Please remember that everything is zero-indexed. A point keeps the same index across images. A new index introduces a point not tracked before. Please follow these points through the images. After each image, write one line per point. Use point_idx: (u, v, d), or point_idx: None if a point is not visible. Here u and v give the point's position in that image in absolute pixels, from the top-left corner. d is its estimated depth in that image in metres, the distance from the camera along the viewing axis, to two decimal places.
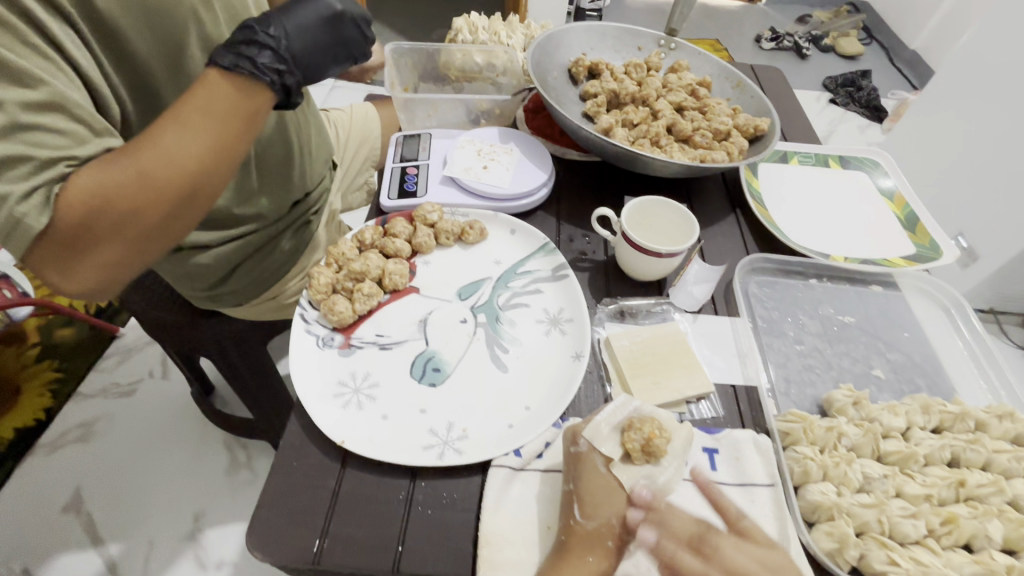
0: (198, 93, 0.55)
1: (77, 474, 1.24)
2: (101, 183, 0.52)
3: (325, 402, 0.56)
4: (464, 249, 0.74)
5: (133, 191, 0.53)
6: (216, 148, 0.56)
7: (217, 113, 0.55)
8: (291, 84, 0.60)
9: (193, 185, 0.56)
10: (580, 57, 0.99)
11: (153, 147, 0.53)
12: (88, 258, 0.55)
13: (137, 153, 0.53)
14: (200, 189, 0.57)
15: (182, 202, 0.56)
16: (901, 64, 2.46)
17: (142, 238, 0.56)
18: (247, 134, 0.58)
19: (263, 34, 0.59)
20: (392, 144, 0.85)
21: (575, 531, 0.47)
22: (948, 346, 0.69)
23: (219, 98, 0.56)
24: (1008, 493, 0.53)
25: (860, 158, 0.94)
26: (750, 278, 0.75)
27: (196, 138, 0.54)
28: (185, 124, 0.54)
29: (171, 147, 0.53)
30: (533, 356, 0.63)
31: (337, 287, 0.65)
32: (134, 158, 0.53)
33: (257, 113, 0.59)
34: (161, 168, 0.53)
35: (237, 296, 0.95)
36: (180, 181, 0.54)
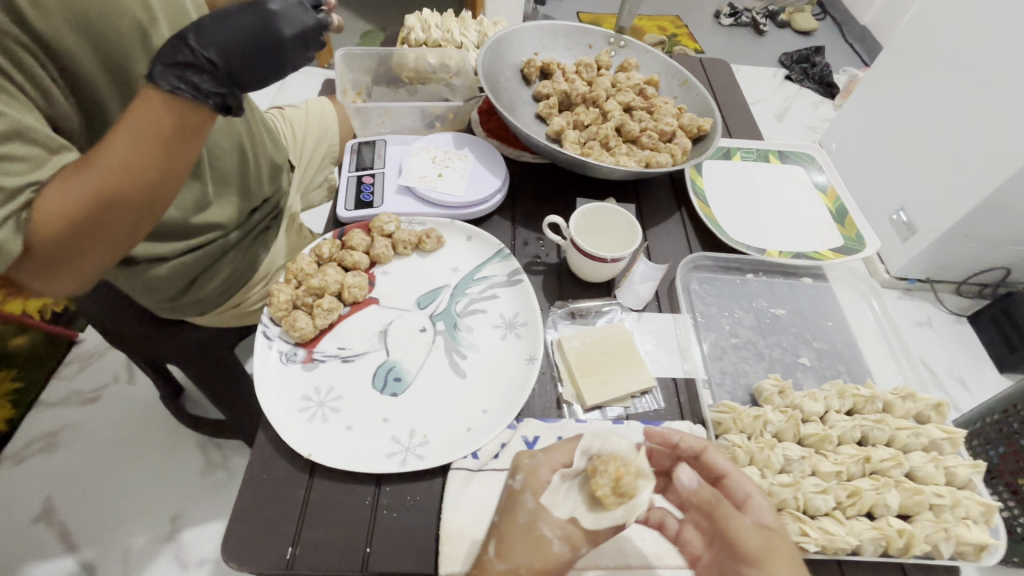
0: (142, 113, 0.55)
1: (46, 483, 1.24)
2: (65, 207, 0.54)
3: (291, 416, 0.59)
4: (423, 257, 0.76)
5: (96, 211, 0.55)
6: (166, 162, 0.57)
7: (163, 131, 0.56)
8: (231, 101, 0.60)
9: (151, 196, 0.58)
10: (532, 57, 1.01)
11: (110, 171, 0.54)
12: (62, 268, 0.58)
13: (95, 177, 0.54)
14: (157, 198, 0.59)
15: (144, 212, 0.59)
16: (852, 39, 2.54)
17: (110, 246, 0.59)
18: (194, 142, 0.59)
19: (194, 51, 0.57)
20: (348, 152, 0.86)
21: (484, 566, 0.49)
22: (866, 333, 0.77)
23: (163, 116, 0.55)
24: (906, 465, 0.60)
25: (798, 153, 1.00)
26: (693, 276, 0.80)
27: (148, 157, 0.55)
28: (135, 144, 0.55)
29: (125, 169, 0.54)
30: (490, 360, 0.67)
31: (297, 303, 0.67)
32: (91, 179, 0.54)
33: (202, 123, 0.59)
34: (119, 188, 0.55)
35: (199, 305, 0.95)
36: (139, 195, 0.56)
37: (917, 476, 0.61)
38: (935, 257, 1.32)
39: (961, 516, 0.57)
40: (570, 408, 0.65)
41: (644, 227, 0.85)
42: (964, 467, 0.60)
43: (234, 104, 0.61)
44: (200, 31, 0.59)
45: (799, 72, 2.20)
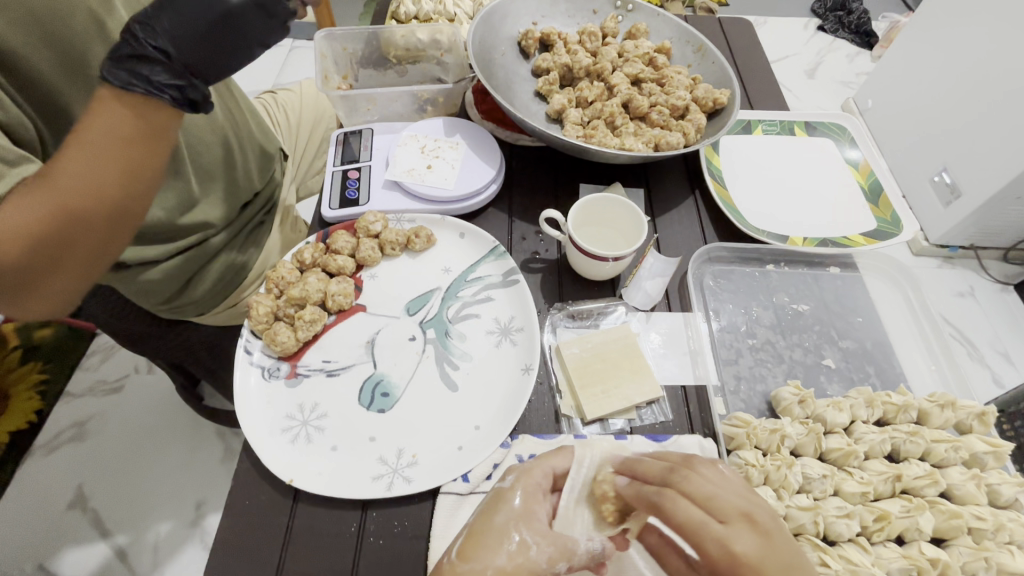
0: (100, 114, 0.48)
1: (77, 472, 1.25)
2: (25, 227, 0.46)
3: (273, 438, 0.57)
4: (412, 257, 0.72)
5: (57, 232, 0.48)
6: (131, 173, 0.50)
7: (122, 136, 0.48)
8: (196, 96, 0.52)
9: (124, 205, 0.51)
10: (530, 27, 0.92)
11: (68, 180, 0.47)
12: (23, 298, 0.51)
13: (52, 188, 0.47)
14: (129, 210, 0.52)
15: (117, 226, 0.52)
16: None
17: (76, 269, 0.52)
18: (164, 146, 0.52)
19: (149, 46, 0.50)
20: (334, 144, 0.80)
21: (443, 568, 0.45)
22: (901, 329, 0.69)
23: (122, 117, 0.48)
24: (942, 484, 0.55)
25: (826, 124, 0.90)
26: (706, 269, 0.73)
27: (109, 165, 0.48)
28: (96, 147, 0.47)
29: (86, 179, 0.47)
30: (484, 371, 0.63)
31: (279, 314, 0.64)
32: (52, 189, 0.47)
33: (168, 123, 0.52)
34: (81, 204, 0.48)
35: (196, 306, 0.91)
36: (102, 212, 0.49)
37: (954, 495, 0.55)
38: (984, 225, 1.20)
39: (1004, 541, 0.52)
40: (569, 422, 0.60)
41: (653, 215, 0.78)
42: (1009, 485, 0.55)
43: (198, 96, 0.53)
44: (147, 18, 0.50)
45: (834, 21, 2.01)
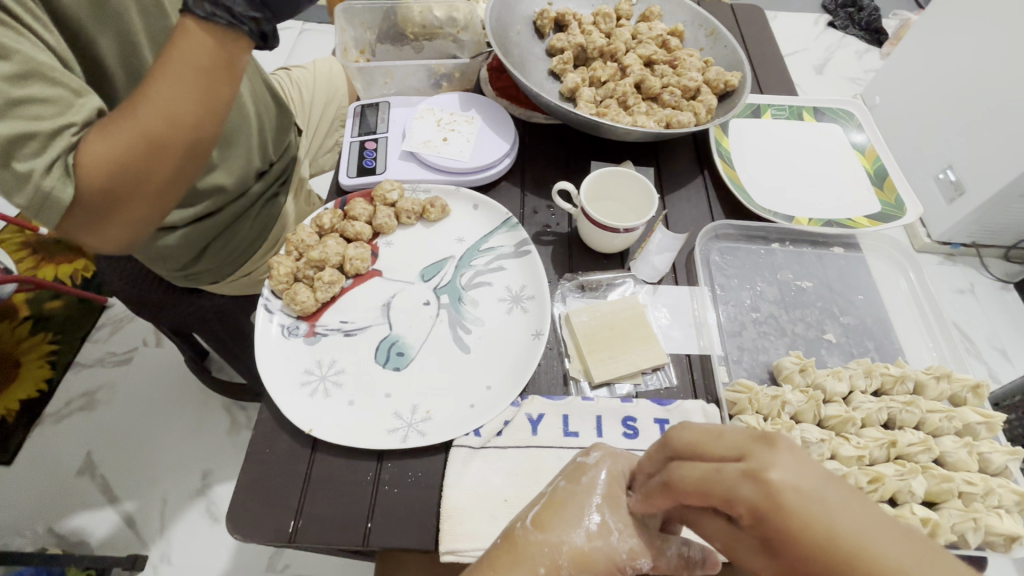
0: (177, 48, 0.49)
1: (87, 439, 1.28)
2: (107, 153, 0.49)
3: (293, 391, 0.59)
4: (427, 227, 0.73)
5: (138, 159, 0.50)
6: (204, 106, 0.51)
7: (197, 67, 0.50)
8: (267, 28, 0.53)
9: (196, 138, 0.52)
10: (545, 7, 0.93)
11: (149, 111, 0.49)
12: (104, 226, 0.54)
13: (134, 116, 0.49)
14: (199, 143, 0.53)
15: (190, 157, 0.53)
16: None
17: (153, 201, 0.54)
18: (233, 83, 0.53)
19: None
20: (351, 116, 0.82)
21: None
22: (899, 305, 0.72)
23: (196, 51, 0.49)
24: (935, 451, 0.57)
25: (835, 109, 0.91)
26: (713, 246, 0.75)
27: (186, 96, 0.50)
28: (171, 80, 0.49)
29: (161, 107, 0.49)
30: (495, 334, 0.65)
31: (298, 275, 0.66)
32: (133, 119, 0.49)
33: (238, 61, 0.52)
34: (158, 132, 0.49)
35: (212, 274, 0.92)
36: (180, 143, 0.51)
37: (946, 462, 0.58)
38: (986, 220, 1.23)
39: (992, 505, 0.54)
40: (577, 384, 0.63)
41: (663, 193, 0.80)
42: (999, 453, 0.57)
43: (269, 29, 0.54)
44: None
45: (844, 17, 1.99)
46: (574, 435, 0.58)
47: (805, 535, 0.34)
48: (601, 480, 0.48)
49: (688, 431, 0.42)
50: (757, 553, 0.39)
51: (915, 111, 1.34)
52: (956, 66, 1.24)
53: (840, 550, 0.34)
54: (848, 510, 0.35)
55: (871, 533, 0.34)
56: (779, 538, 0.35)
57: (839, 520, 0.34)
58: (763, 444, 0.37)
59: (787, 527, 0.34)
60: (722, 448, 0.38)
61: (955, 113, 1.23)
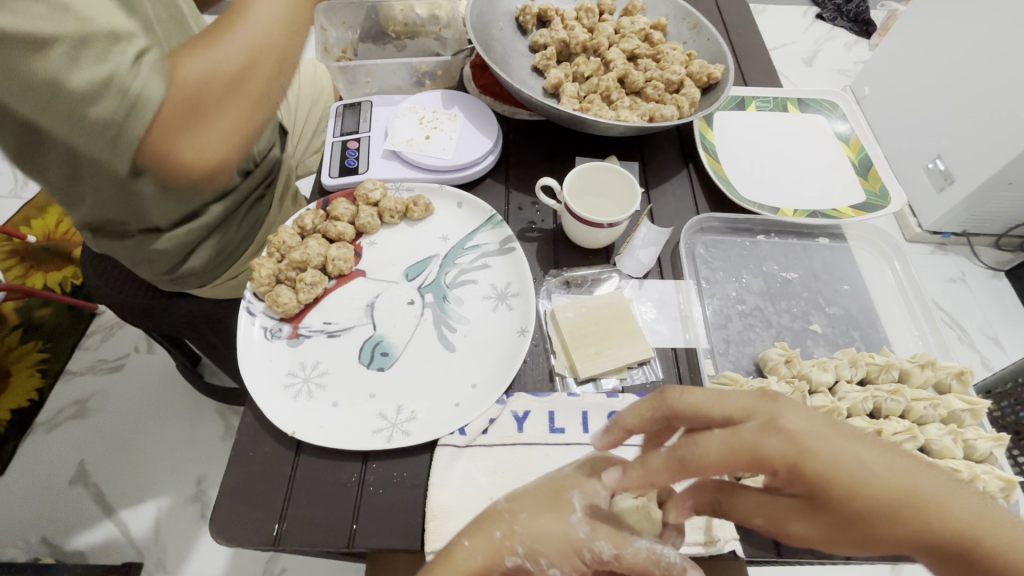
0: None
1: (80, 448, 1.27)
2: (198, 66, 0.49)
3: (276, 394, 0.58)
4: (411, 226, 0.73)
5: (240, 59, 0.50)
6: (297, 22, 0.55)
7: None
8: None
9: (288, 55, 0.54)
10: (527, 3, 0.93)
11: (254, 19, 0.51)
12: (180, 154, 0.50)
13: (239, 23, 0.51)
14: (290, 61, 0.55)
15: (280, 74, 0.54)
16: None
17: (244, 112, 0.52)
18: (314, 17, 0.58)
19: None
20: (333, 116, 0.81)
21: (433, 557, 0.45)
22: (884, 294, 0.72)
23: None
24: (921, 439, 0.57)
25: (819, 100, 0.91)
26: (698, 239, 0.75)
27: (285, 7, 0.53)
28: None
29: (265, 18, 0.52)
30: (480, 332, 0.64)
31: (280, 277, 0.65)
32: (237, 26, 0.51)
33: None
34: (265, 38, 0.52)
35: (199, 277, 0.91)
36: (276, 54, 0.53)
37: (932, 450, 0.58)
38: (975, 209, 1.24)
39: (978, 491, 0.54)
40: (563, 381, 0.62)
41: (648, 187, 0.80)
42: (984, 439, 0.57)
43: None
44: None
45: (832, 9, 2.00)
46: (560, 432, 0.58)
47: (848, 475, 0.37)
48: (589, 473, 0.48)
49: (689, 396, 0.43)
50: (793, 515, 0.40)
51: (903, 100, 1.35)
52: (942, 54, 1.24)
53: (876, 483, 0.38)
54: (870, 448, 0.39)
55: (894, 469, 0.38)
56: (820, 485, 0.37)
57: (865, 459, 0.38)
58: (768, 400, 0.40)
59: (825, 470, 0.37)
60: (730, 407, 0.41)
61: (943, 101, 1.24)
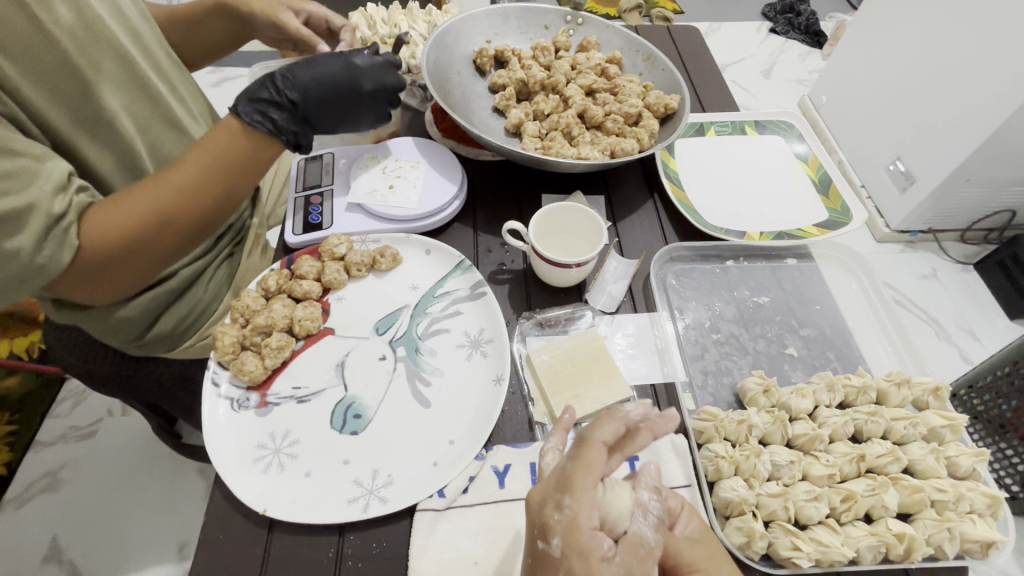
0: (214, 138, 0.62)
1: (52, 523, 1.21)
2: (108, 225, 0.56)
3: (245, 469, 0.56)
4: (379, 277, 0.72)
5: (151, 228, 0.58)
6: (225, 186, 0.63)
7: (224, 154, 0.62)
8: (302, 141, 0.70)
9: (203, 209, 0.61)
10: (483, 45, 0.94)
11: (171, 189, 0.59)
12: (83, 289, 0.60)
13: (152, 192, 0.58)
14: (202, 221, 0.63)
15: (190, 231, 0.62)
16: None
17: (132, 271, 0.60)
18: (252, 173, 0.65)
19: (278, 92, 0.66)
20: (294, 170, 0.81)
21: None
22: (856, 311, 0.72)
23: (227, 141, 0.63)
24: (904, 460, 0.57)
25: (775, 121, 0.94)
26: (668, 269, 0.75)
27: (191, 179, 0.60)
28: (190, 160, 0.61)
29: (178, 184, 0.59)
30: (455, 384, 0.63)
31: (245, 343, 0.64)
32: (148, 199, 0.58)
33: (261, 160, 0.66)
34: (169, 209, 0.59)
35: (166, 342, 0.86)
36: (188, 219, 0.60)
37: (916, 470, 0.57)
38: None
39: (966, 511, 0.54)
40: (543, 429, 0.61)
41: (615, 220, 0.80)
42: (966, 456, 0.57)
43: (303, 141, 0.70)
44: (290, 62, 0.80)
45: (784, 23, 2.09)
46: None
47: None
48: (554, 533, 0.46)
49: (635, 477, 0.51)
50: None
51: None
52: None
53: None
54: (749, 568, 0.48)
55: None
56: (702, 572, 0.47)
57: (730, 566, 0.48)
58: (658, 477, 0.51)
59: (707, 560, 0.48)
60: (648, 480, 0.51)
61: None
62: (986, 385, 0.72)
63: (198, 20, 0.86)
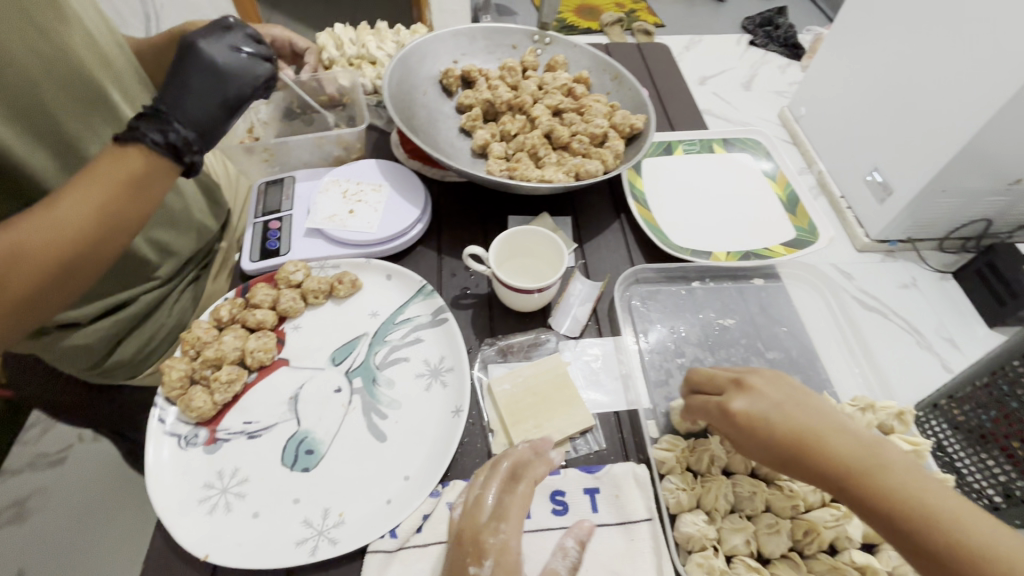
0: (105, 160, 0.52)
1: (16, 555, 1.17)
2: None
3: (190, 511, 0.54)
4: (337, 304, 0.70)
5: (35, 267, 0.48)
6: (110, 214, 0.51)
7: (120, 174, 0.52)
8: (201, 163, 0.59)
9: (83, 247, 0.50)
10: (450, 66, 0.94)
11: (55, 219, 0.49)
12: None
13: (36, 223, 0.48)
14: (74, 261, 0.50)
15: (71, 274, 0.51)
16: (823, 4, 2.51)
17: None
18: (139, 202, 0.53)
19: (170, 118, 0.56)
20: (255, 195, 0.79)
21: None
22: (822, 331, 0.72)
23: (126, 164, 0.52)
24: None
25: (743, 139, 0.93)
26: (634, 291, 0.74)
27: (87, 208, 0.50)
28: (78, 185, 0.50)
29: (64, 214, 0.49)
30: (414, 416, 0.61)
31: (195, 376, 0.62)
32: (24, 229, 0.48)
33: (156, 188, 0.55)
34: (59, 243, 0.49)
35: (128, 368, 0.84)
36: (67, 258, 0.50)
37: None
38: None
39: None
40: None
41: (581, 241, 0.79)
42: None
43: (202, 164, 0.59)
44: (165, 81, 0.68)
45: (762, 36, 2.12)
46: None
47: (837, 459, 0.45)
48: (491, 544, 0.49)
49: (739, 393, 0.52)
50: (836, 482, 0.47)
51: None
52: None
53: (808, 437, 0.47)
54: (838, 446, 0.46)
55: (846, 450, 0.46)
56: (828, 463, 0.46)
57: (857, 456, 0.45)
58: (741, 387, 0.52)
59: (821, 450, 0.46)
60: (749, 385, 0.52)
61: None
62: (966, 396, 0.69)
63: (160, 45, 0.85)
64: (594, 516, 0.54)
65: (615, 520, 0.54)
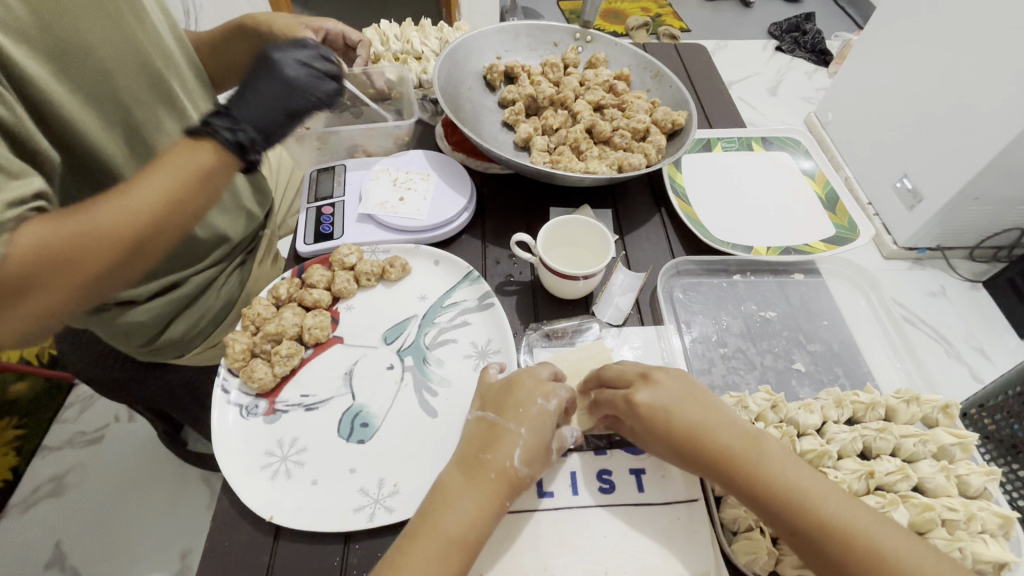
0: (180, 150, 0.53)
1: (56, 528, 1.21)
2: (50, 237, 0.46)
3: (252, 475, 0.56)
4: (388, 287, 0.73)
5: (103, 250, 0.49)
6: (178, 204, 0.52)
7: (192, 166, 0.53)
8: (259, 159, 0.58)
9: (147, 234, 0.51)
10: (494, 61, 0.96)
11: (128, 204, 0.50)
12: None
13: (108, 209, 0.49)
14: (137, 247, 0.52)
15: (133, 257, 0.52)
16: (851, 10, 2.50)
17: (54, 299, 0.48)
18: (203, 197, 0.55)
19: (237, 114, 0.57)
20: (307, 181, 0.82)
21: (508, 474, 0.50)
22: (863, 327, 0.72)
23: (196, 158, 0.53)
24: (914, 478, 0.56)
25: (782, 138, 0.94)
26: (675, 282, 0.76)
27: (159, 194, 0.51)
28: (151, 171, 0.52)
29: (140, 199, 0.50)
30: (464, 394, 0.63)
31: (256, 350, 0.64)
32: (94, 213, 0.49)
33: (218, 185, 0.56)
34: (131, 227, 0.50)
35: (177, 346, 0.87)
36: (132, 242, 0.51)
37: (926, 488, 0.57)
38: None
39: (977, 531, 0.53)
40: None
41: (622, 233, 0.81)
42: (977, 474, 0.56)
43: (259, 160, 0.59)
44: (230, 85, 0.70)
45: (790, 41, 2.12)
46: (550, 496, 0.55)
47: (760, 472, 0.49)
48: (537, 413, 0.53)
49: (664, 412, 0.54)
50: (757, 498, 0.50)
51: None
52: None
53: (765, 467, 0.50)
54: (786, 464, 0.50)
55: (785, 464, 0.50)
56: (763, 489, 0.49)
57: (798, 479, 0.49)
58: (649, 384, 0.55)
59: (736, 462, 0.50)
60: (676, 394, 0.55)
61: None
62: (997, 405, 0.68)
63: (220, 39, 0.89)
64: (641, 495, 0.55)
65: (660, 499, 0.55)
